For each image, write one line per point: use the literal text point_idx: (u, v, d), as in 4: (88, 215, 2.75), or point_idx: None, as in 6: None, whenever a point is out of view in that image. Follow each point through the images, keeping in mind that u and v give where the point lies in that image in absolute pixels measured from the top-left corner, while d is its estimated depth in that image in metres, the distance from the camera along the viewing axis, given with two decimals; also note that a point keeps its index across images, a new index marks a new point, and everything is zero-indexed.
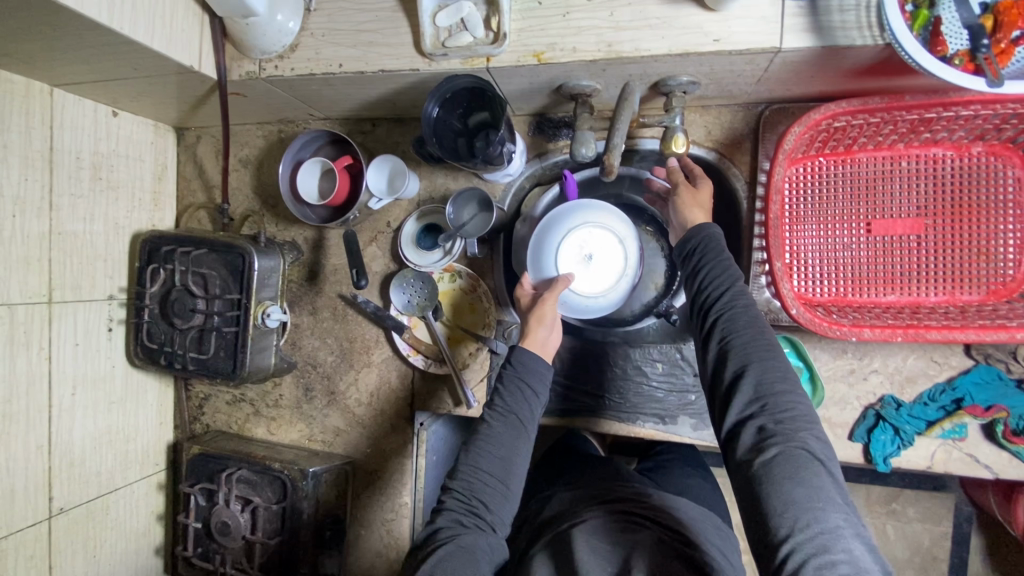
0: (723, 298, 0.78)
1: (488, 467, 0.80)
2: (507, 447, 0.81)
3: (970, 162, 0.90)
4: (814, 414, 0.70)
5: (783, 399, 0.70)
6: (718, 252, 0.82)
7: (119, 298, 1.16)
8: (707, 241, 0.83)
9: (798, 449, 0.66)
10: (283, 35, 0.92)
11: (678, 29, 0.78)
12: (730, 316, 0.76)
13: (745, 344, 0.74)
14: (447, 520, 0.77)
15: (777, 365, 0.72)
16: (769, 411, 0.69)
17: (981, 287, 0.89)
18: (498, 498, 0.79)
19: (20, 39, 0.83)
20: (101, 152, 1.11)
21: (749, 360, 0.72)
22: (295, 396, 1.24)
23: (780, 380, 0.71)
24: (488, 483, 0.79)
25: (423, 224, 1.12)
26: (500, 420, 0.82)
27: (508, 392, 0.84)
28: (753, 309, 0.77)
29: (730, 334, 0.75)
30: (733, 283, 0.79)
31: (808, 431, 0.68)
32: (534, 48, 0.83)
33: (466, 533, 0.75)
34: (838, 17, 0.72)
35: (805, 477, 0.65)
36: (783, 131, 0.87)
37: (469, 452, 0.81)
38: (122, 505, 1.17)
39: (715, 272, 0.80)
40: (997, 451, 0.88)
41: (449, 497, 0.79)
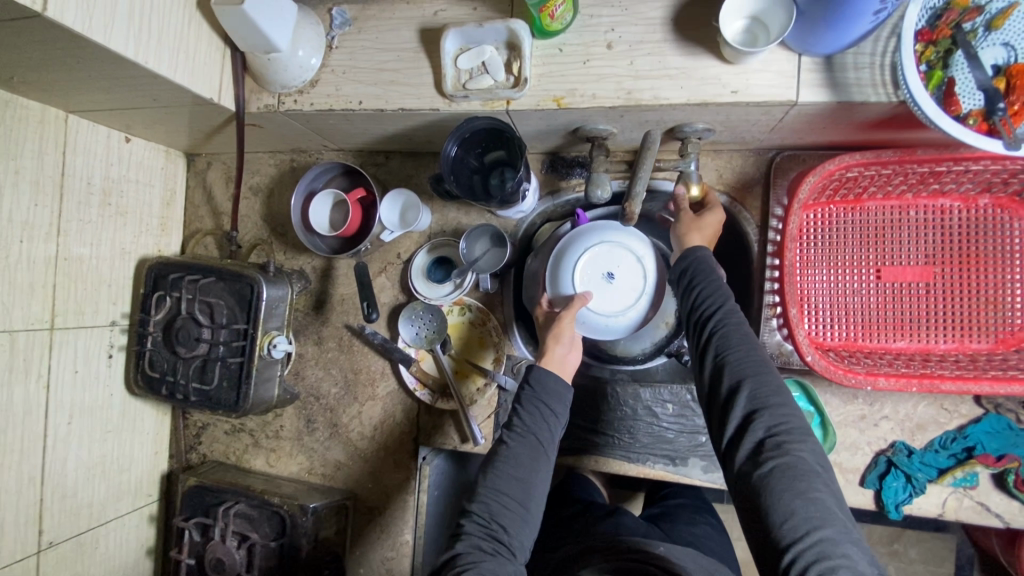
0: (715, 313, 0.77)
1: (507, 489, 0.76)
2: (527, 469, 0.78)
3: (977, 213, 0.92)
4: (812, 429, 0.70)
5: (779, 412, 0.69)
6: (708, 269, 0.82)
7: (121, 325, 1.14)
8: (699, 262, 0.83)
9: (796, 461, 0.65)
10: (304, 71, 0.93)
11: (696, 80, 0.79)
12: (723, 330, 0.76)
13: (739, 358, 0.73)
14: (466, 546, 0.72)
15: (770, 379, 0.71)
16: (763, 424, 0.68)
17: (991, 336, 0.91)
18: (518, 523, 0.75)
19: (42, 68, 0.83)
20: (112, 177, 1.10)
21: (742, 373, 0.72)
22: (296, 428, 1.21)
23: (774, 392, 0.71)
24: (508, 506, 0.75)
25: (433, 257, 1.12)
26: (519, 440, 0.79)
27: (527, 411, 0.81)
28: (744, 324, 0.77)
29: (723, 348, 0.75)
30: (725, 297, 0.79)
31: (805, 444, 0.67)
32: (554, 93, 0.84)
33: (488, 559, 0.71)
34: (853, 75, 0.75)
35: (804, 489, 0.64)
36: (798, 180, 0.89)
37: (487, 473, 0.78)
38: (112, 539, 1.13)
39: (707, 288, 0.80)
40: (1008, 501, 0.88)
41: (468, 521, 0.75)
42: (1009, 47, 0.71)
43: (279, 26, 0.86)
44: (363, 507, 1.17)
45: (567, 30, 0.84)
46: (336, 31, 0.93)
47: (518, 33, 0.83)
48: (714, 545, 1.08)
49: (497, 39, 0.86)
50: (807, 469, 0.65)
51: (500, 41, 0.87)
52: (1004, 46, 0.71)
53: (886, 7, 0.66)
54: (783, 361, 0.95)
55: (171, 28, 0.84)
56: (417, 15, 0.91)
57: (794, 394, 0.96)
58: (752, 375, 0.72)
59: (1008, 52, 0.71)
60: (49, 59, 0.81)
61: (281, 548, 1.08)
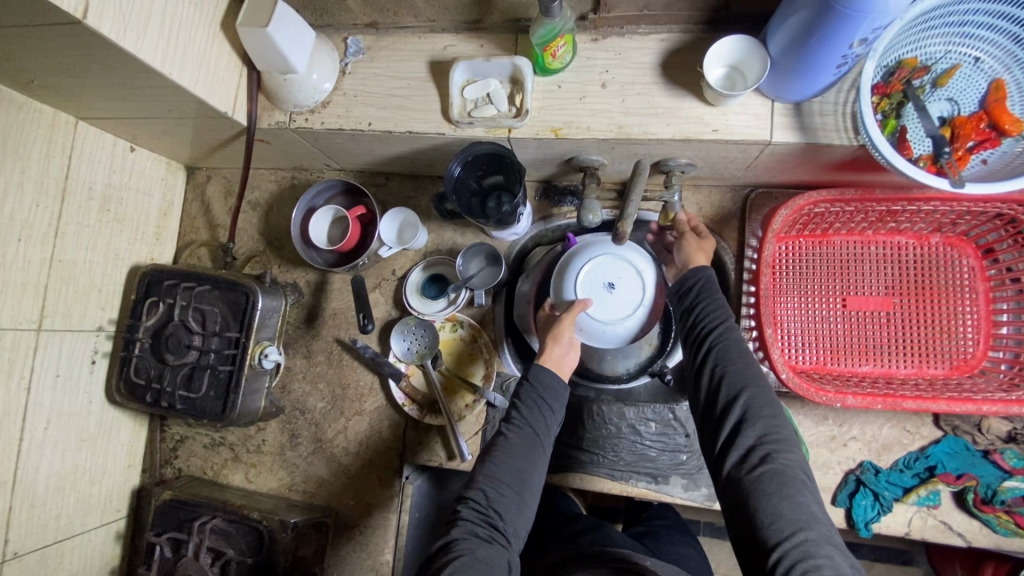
0: (714, 328, 0.82)
1: (504, 478, 0.81)
2: (524, 459, 0.82)
3: (930, 250, 1.02)
4: (798, 439, 0.74)
5: (769, 424, 0.73)
6: (710, 287, 0.86)
7: (107, 331, 1.13)
8: (703, 281, 0.87)
9: (785, 471, 0.69)
10: (317, 92, 0.98)
11: (681, 118, 0.88)
12: (722, 344, 0.80)
13: (735, 369, 0.78)
14: (462, 532, 0.76)
15: (764, 392, 0.76)
16: (757, 433, 0.73)
17: (946, 362, 0.98)
18: (513, 510, 0.79)
19: (66, 72, 0.86)
20: (113, 184, 1.12)
21: (738, 387, 0.76)
22: (278, 442, 1.20)
23: (767, 405, 0.75)
24: (505, 494, 0.80)
25: (428, 274, 1.16)
26: (517, 431, 0.84)
27: (526, 404, 0.87)
28: (741, 339, 0.81)
29: (721, 359, 0.79)
30: (725, 315, 0.83)
31: (792, 453, 0.72)
32: (552, 124, 0.91)
33: (483, 545, 0.75)
34: (819, 120, 0.84)
35: (791, 493, 0.68)
36: (771, 213, 0.98)
37: (486, 462, 0.83)
38: (76, 555, 1.08)
39: (707, 304, 0.84)
40: (969, 519, 0.93)
41: (465, 507, 0.79)
42: (953, 101, 0.84)
43: (298, 49, 0.92)
44: (343, 527, 1.14)
45: (566, 69, 0.92)
46: (350, 58, 1.00)
47: (522, 69, 0.92)
48: (694, 567, 1.09)
49: (501, 73, 0.94)
50: (793, 476, 0.69)
51: (505, 76, 0.95)
52: (948, 101, 0.84)
53: (847, 62, 0.75)
54: None
55: (195, 44, 0.89)
56: (428, 48, 0.98)
57: None
58: (747, 388, 0.76)
59: (952, 106, 0.84)
60: (75, 64, 0.84)
61: (256, 565, 1.04)
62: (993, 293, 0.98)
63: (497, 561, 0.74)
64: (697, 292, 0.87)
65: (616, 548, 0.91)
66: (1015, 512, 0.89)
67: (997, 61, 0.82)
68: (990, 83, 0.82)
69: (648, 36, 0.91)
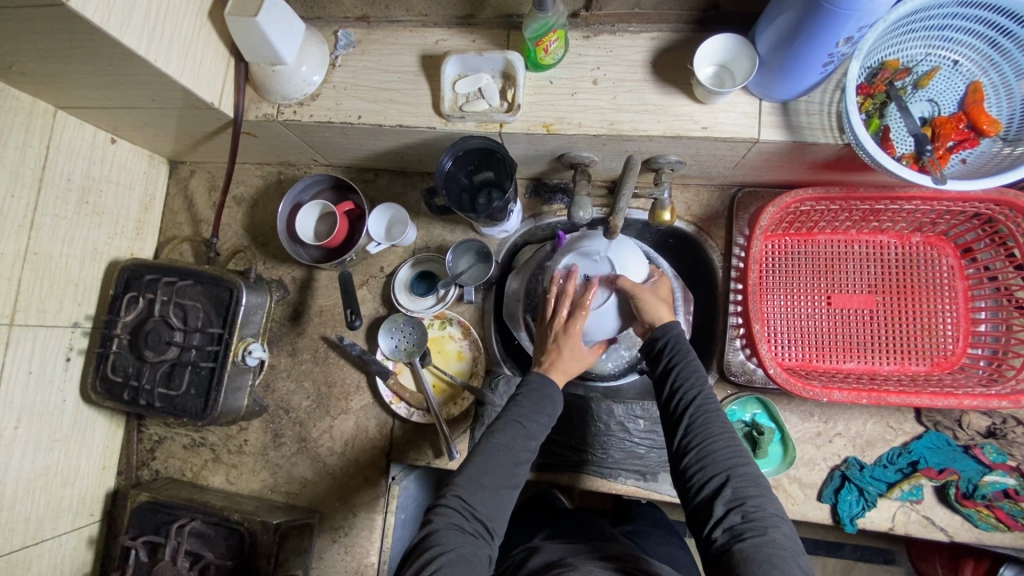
0: (693, 398, 0.83)
1: (496, 474, 0.81)
2: (517, 458, 0.83)
3: (911, 249, 1.04)
4: (784, 514, 0.73)
5: (753, 499, 0.73)
6: (687, 354, 0.88)
7: (84, 327, 1.10)
8: (679, 348, 0.89)
9: (773, 544, 0.68)
10: (307, 85, 0.97)
11: (671, 115, 0.88)
12: (702, 417, 0.81)
13: (717, 444, 0.79)
14: (447, 522, 0.76)
15: (748, 469, 0.76)
16: (741, 507, 0.72)
17: (927, 359, 1.00)
18: (499, 506, 0.80)
19: (46, 57, 0.84)
20: (93, 176, 1.09)
21: (721, 464, 0.77)
22: (261, 442, 1.17)
23: (750, 479, 0.75)
24: (493, 490, 0.80)
25: (418, 271, 1.15)
26: (514, 432, 0.85)
27: (526, 404, 0.88)
28: (721, 412, 0.82)
29: (702, 432, 0.80)
30: (703, 384, 0.84)
31: (780, 526, 0.71)
32: (543, 119, 0.92)
33: (467, 540, 0.75)
34: (806, 118, 0.86)
35: (780, 563, 0.66)
36: (758, 211, 0.99)
37: (479, 455, 0.82)
38: (45, 561, 1.03)
39: (685, 371, 0.86)
40: (951, 514, 0.94)
41: (451, 496, 0.78)
42: (933, 102, 0.86)
43: (287, 40, 0.91)
44: (327, 529, 1.11)
45: (557, 66, 0.93)
46: (340, 51, 0.99)
47: (514, 64, 0.92)
48: (682, 566, 1.09)
49: (493, 68, 0.94)
50: (782, 549, 0.68)
51: (497, 70, 0.94)
52: (929, 102, 0.86)
53: (833, 61, 0.77)
54: (746, 379, 1.02)
55: (182, 33, 0.87)
56: (419, 42, 0.98)
57: (757, 411, 1.03)
58: (729, 465, 0.76)
59: (933, 106, 0.86)
60: (56, 49, 0.82)
61: (237, 568, 1.01)
62: (971, 291, 1.00)
63: (478, 555, 0.74)
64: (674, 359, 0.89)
65: (605, 547, 0.90)
66: (995, 507, 0.91)
67: (975, 65, 0.85)
68: (968, 85, 0.85)
69: (638, 35, 0.92)
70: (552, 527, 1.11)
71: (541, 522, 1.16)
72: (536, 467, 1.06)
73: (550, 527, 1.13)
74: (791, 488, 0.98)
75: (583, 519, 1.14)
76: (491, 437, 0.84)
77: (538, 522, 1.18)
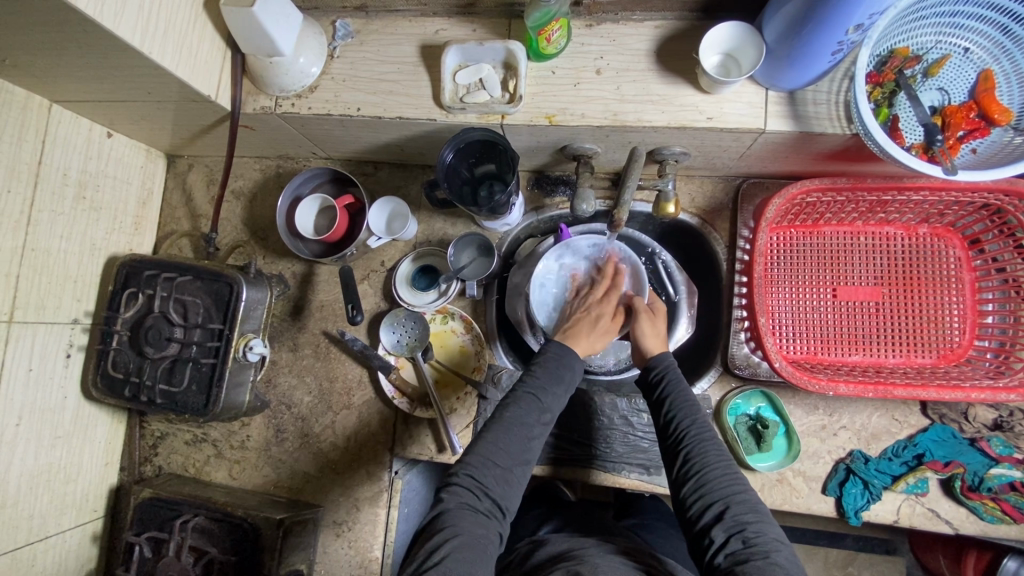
0: (689, 426, 0.83)
1: (508, 451, 0.81)
2: (532, 433, 0.83)
3: (918, 241, 1.03)
4: (785, 539, 0.72)
5: (753, 524, 0.72)
6: (680, 383, 0.88)
7: (83, 323, 1.09)
8: (671, 376, 0.89)
9: (775, 568, 0.67)
10: (305, 76, 0.96)
11: (676, 106, 0.87)
12: (698, 444, 0.81)
13: (715, 470, 0.78)
14: (457, 502, 0.75)
15: (746, 496, 0.76)
16: (742, 533, 0.71)
17: (933, 352, 1.00)
18: (509, 484, 0.79)
19: (38, 50, 0.83)
20: (90, 171, 1.08)
21: (720, 491, 0.76)
22: (263, 438, 1.17)
23: (750, 504, 0.74)
24: (505, 467, 0.80)
25: (419, 265, 1.15)
26: (528, 405, 0.84)
27: (541, 377, 0.88)
28: (716, 439, 0.82)
29: (700, 459, 0.80)
30: (697, 411, 0.85)
31: (781, 551, 0.70)
32: (546, 110, 0.90)
33: (478, 520, 0.74)
34: (813, 108, 0.84)
35: None
36: (764, 203, 0.97)
37: (490, 432, 0.82)
38: (50, 558, 1.03)
39: (679, 400, 0.86)
40: (956, 507, 0.94)
41: (461, 475, 0.78)
42: (943, 91, 0.84)
43: (285, 32, 0.89)
44: (330, 523, 1.11)
45: (559, 55, 0.91)
46: (338, 41, 0.97)
47: (515, 54, 0.90)
48: (685, 558, 1.09)
49: (494, 59, 0.93)
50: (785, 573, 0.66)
51: (498, 60, 0.93)
52: (939, 91, 0.85)
53: (842, 49, 0.75)
54: (751, 372, 1.01)
55: (177, 24, 0.86)
56: (419, 32, 0.96)
57: (761, 404, 1.02)
58: (728, 492, 0.76)
59: (942, 95, 0.84)
60: (48, 41, 0.81)
61: (241, 563, 1.00)
62: (978, 283, 0.99)
63: (489, 536, 0.74)
64: (667, 388, 0.89)
65: (612, 539, 0.90)
66: (1001, 499, 0.91)
67: (986, 52, 0.83)
68: (979, 73, 0.83)
69: (642, 23, 0.90)
70: (556, 522, 1.11)
71: (544, 515, 1.16)
72: (540, 461, 1.06)
73: (553, 521, 1.13)
74: (796, 482, 0.98)
75: (587, 512, 1.14)
76: (504, 412, 0.84)
77: (541, 514, 1.18)
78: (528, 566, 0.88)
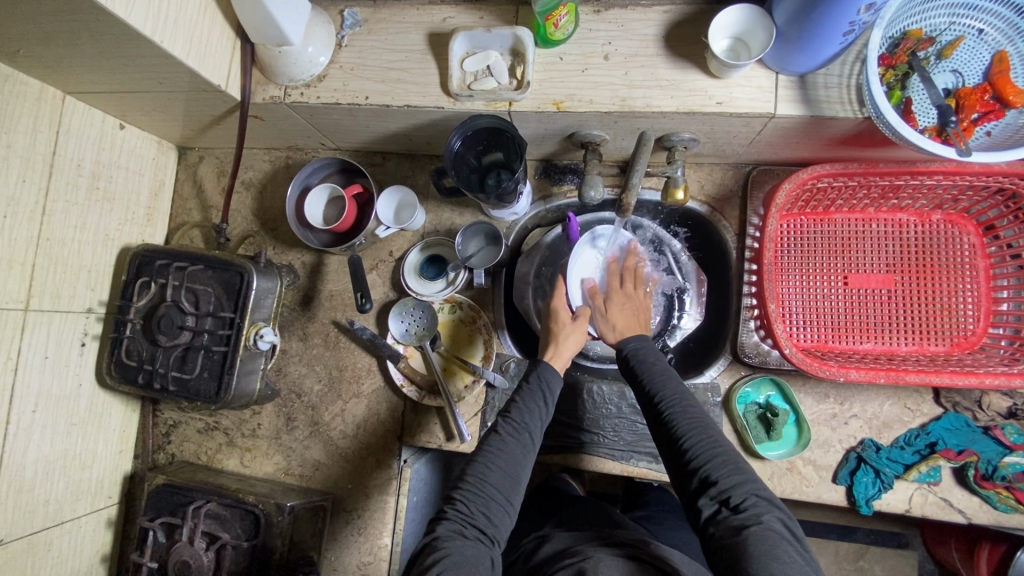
0: (663, 400, 0.84)
1: (497, 483, 0.81)
2: (517, 463, 0.83)
3: (931, 228, 1.02)
4: (777, 500, 0.72)
5: (738, 486, 0.72)
6: (650, 360, 0.91)
7: (98, 313, 1.11)
8: (640, 355, 0.92)
9: (765, 530, 0.66)
10: (313, 65, 0.96)
11: (685, 91, 0.86)
12: (675, 414, 0.82)
13: (693, 435, 0.78)
14: (447, 530, 0.76)
15: (728, 459, 0.75)
16: (728, 498, 0.71)
17: (946, 340, 0.99)
18: (500, 512, 0.79)
19: (53, 39, 0.84)
20: (103, 162, 1.09)
21: (700, 457, 0.76)
22: (274, 426, 1.18)
23: (734, 467, 0.74)
24: (494, 494, 0.80)
25: (427, 256, 1.16)
26: (513, 435, 0.85)
27: (524, 404, 0.88)
28: (693, 406, 0.83)
29: (681, 426, 0.80)
30: (670, 384, 0.86)
31: (772, 512, 0.69)
32: (554, 97, 0.90)
33: (469, 544, 0.74)
34: (824, 92, 0.83)
35: (777, 551, 0.64)
36: (774, 189, 0.96)
37: (475, 464, 0.83)
38: (67, 541, 1.05)
39: (651, 375, 0.88)
40: (969, 496, 0.93)
41: (451, 508, 0.79)
42: (957, 73, 0.83)
43: (294, 20, 0.90)
44: (340, 511, 1.12)
45: (567, 41, 0.90)
46: (347, 30, 0.98)
47: (523, 40, 0.90)
48: (693, 548, 1.09)
49: (502, 45, 0.93)
50: (776, 535, 0.66)
51: (505, 47, 0.93)
52: (953, 73, 0.83)
53: (853, 30, 0.74)
54: (761, 360, 1.01)
55: (187, 13, 0.87)
56: (426, 20, 0.96)
57: (771, 392, 1.01)
58: (709, 457, 0.76)
59: (956, 77, 0.83)
60: (62, 31, 0.82)
61: (253, 549, 1.01)
62: (993, 270, 0.98)
63: (482, 559, 0.73)
64: (639, 368, 0.90)
65: (620, 533, 0.90)
66: (1015, 488, 0.89)
67: (1001, 33, 0.82)
68: (994, 54, 0.82)
69: (651, 8, 0.89)
70: (563, 514, 1.11)
71: (553, 507, 1.16)
72: (548, 450, 1.06)
73: (561, 513, 1.13)
74: (806, 470, 0.97)
75: (594, 505, 1.14)
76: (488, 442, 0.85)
77: (549, 506, 1.18)
78: (535, 562, 0.88)
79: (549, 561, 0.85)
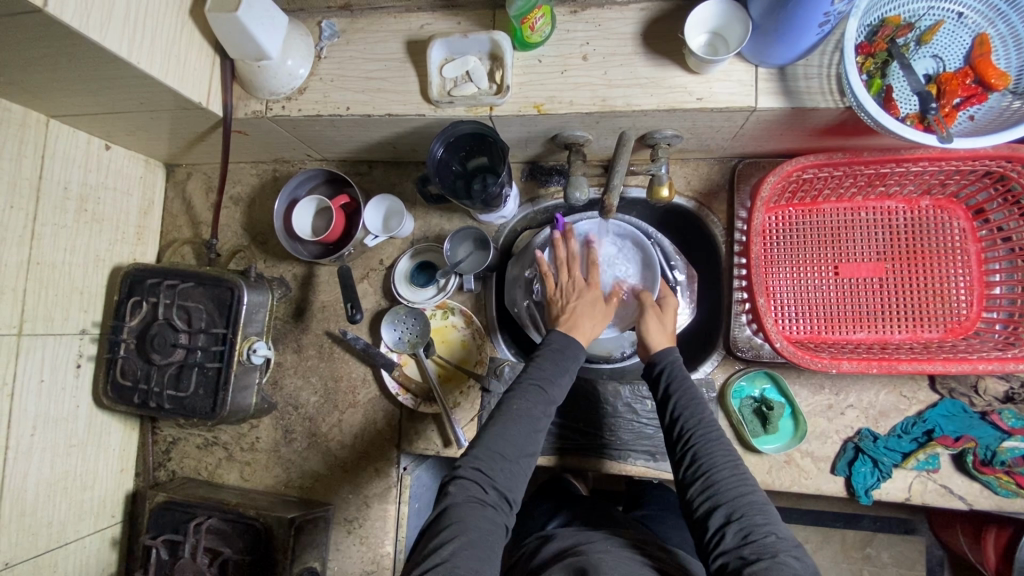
0: (694, 428, 0.83)
1: (512, 444, 0.80)
2: (536, 425, 0.83)
3: (921, 214, 1.01)
4: (795, 539, 0.71)
5: (760, 524, 0.71)
6: (684, 378, 0.88)
7: (91, 333, 1.11)
8: (672, 367, 0.89)
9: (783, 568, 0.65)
10: (294, 78, 0.96)
11: (665, 88, 0.86)
12: (704, 446, 0.81)
13: (722, 470, 0.77)
14: (464, 496, 0.75)
15: (754, 497, 0.74)
16: (748, 535, 0.70)
17: (940, 326, 0.98)
18: (516, 475, 0.79)
19: (32, 66, 0.84)
20: (90, 184, 1.09)
21: (726, 493, 0.75)
22: (273, 439, 1.18)
23: (758, 506, 0.73)
24: (511, 458, 0.79)
25: (417, 262, 1.15)
26: (531, 394, 0.83)
27: (546, 366, 0.87)
28: (722, 440, 0.82)
29: (707, 458, 0.79)
30: (703, 410, 0.84)
31: (789, 551, 0.68)
32: (533, 100, 0.90)
33: (485, 512, 0.74)
34: (804, 83, 0.83)
35: None
36: (759, 181, 0.96)
37: (494, 425, 0.81)
38: (71, 563, 1.06)
39: (685, 398, 0.86)
40: (969, 482, 0.92)
41: (467, 469, 0.78)
42: (938, 58, 0.83)
43: (271, 34, 0.90)
44: (341, 520, 1.12)
45: (545, 43, 0.90)
46: (325, 42, 0.97)
47: (500, 44, 0.90)
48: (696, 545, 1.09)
49: (481, 50, 0.93)
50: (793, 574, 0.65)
51: (484, 52, 0.93)
52: (933, 58, 0.83)
53: (829, 21, 0.74)
54: (754, 354, 1.01)
55: (163, 33, 0.87)
56: (404, 28, 0.96)
57: (766, 386, 1.01)
58: (735, 494, 0.75)
59: (937, 62, 0.82)
60: (41, 57, 0.82)
61: (255, 563, 1.02)
62: (984, 253, 0.98)
63: (495, 527, 0.74)
64: (671, 385, 0.88)
65: (620, 533, 0.90)
66: (1015, 472, 0.89)
67: (980, 16, 0.81)
68: (974, 38, 0.81)
69: (628, 7, 0.89)
70: (565, 515, 1.11)
71: (554, 509, 1.16)
72: (545, 452, 1.06)
73: (563, 513, 1.13)
74: (804, 462, 0.97)
75: (595, 505, 1.14)
76: (511, 403, 0.83)
77: (551, 508, 1.18)
78: (534, 564, 0.87)
79: (548, 563, 0.85)
